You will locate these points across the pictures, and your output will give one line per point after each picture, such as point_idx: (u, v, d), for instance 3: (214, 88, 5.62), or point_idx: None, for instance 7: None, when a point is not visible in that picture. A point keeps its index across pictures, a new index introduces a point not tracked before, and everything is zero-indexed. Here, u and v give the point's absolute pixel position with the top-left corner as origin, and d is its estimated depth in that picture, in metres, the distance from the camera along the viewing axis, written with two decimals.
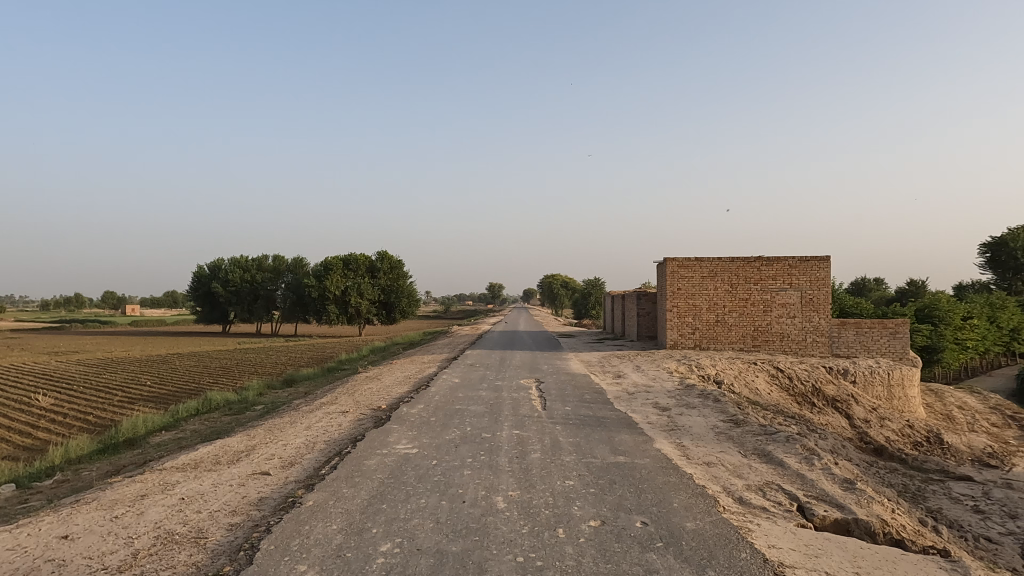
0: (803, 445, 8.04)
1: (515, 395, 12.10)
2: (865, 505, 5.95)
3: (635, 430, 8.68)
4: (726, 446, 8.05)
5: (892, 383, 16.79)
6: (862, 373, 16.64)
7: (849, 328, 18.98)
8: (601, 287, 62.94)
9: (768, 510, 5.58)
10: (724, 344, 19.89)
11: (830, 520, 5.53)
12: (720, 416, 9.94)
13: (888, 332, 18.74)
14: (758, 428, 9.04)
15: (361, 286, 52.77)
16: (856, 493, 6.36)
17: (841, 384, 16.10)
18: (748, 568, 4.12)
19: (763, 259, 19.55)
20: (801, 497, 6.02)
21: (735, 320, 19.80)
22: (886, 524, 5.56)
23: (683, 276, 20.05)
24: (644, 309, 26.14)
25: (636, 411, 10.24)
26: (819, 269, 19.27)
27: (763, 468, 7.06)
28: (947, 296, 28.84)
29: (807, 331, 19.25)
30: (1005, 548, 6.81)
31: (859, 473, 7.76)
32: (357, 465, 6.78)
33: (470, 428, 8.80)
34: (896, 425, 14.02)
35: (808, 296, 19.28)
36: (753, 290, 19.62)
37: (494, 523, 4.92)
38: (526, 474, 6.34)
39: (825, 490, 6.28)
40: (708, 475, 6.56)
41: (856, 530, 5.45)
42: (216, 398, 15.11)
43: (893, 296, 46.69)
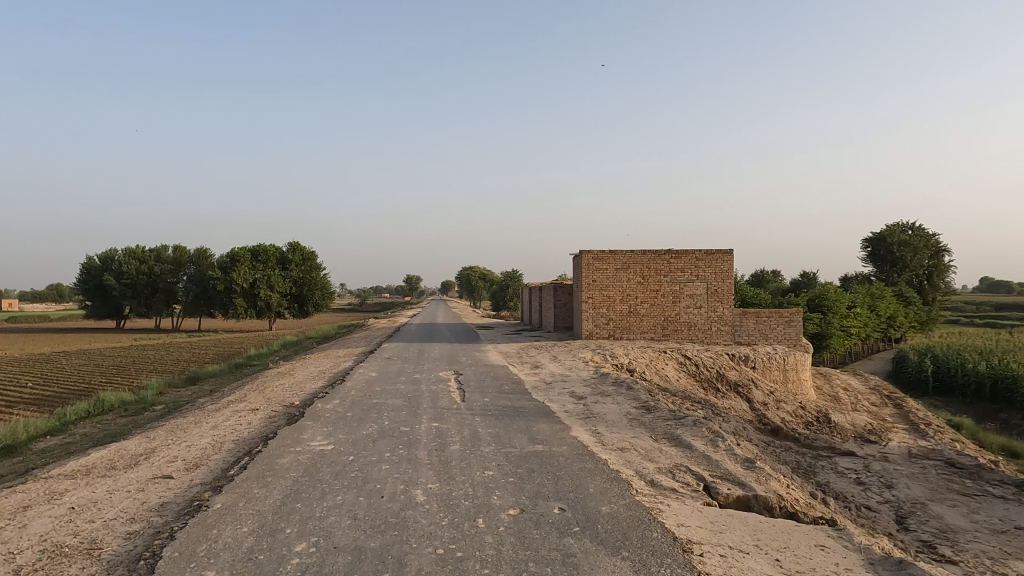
0: (708, 428, 8.51)
1: (434, 387, 12.04)
2: (763, 482, 6.38)
3: (552, 419, 8.89)
4: (637, 432, 8.38)
5: (787, 367, 18.09)
6: (761, 359, 17.80)
7: (750, 317, 20.26)
8: (518, 279, 63.36)
9: (676, 491, 5.86)
10: (636, 334, 20.66)
11: (732, 498, 5.88)
12: (632, 403, 10.36)
13: (784, 321, 20.22)
14: (667, 413, 9.46)
15: (271, 278, 50.72)
16: (756, 471, 6.80)
17: (742, 369, 17.14)
18: (659, 547, 4.32)
19: (673, 252, 20.35)
20: (707, 477, 6.37)
21: (646, 311, 20.59)
22: (782, 498, 5.98)
23: (598, 269, 20.53)
24: (560, 300, 26.62)
25: (553, 401, 10.46)
26: (724, 262, 20.28)
27: (673, 451, 7.41)
28: (835, 286, 31.25)
29: (712, 321, 20.33)
30: (882, 515, 7.52)
31: (758, 452, 8.32)
32: (269, 464, 6.52)
33: (388, 422, 8.69)
34: (791, 406, 15.12)
35: (713, 287, 20.33)
36: (663, 282, 20.43)
37: (413, 517, 4.88)
38: (445, 467, 6.32)
39: (728, 470, 6.68)
40: (622, 460, 6.83)
41: (755, 505, 5.83)
42: (109, 399, 14.05)
43: (787, 287, 49.87)
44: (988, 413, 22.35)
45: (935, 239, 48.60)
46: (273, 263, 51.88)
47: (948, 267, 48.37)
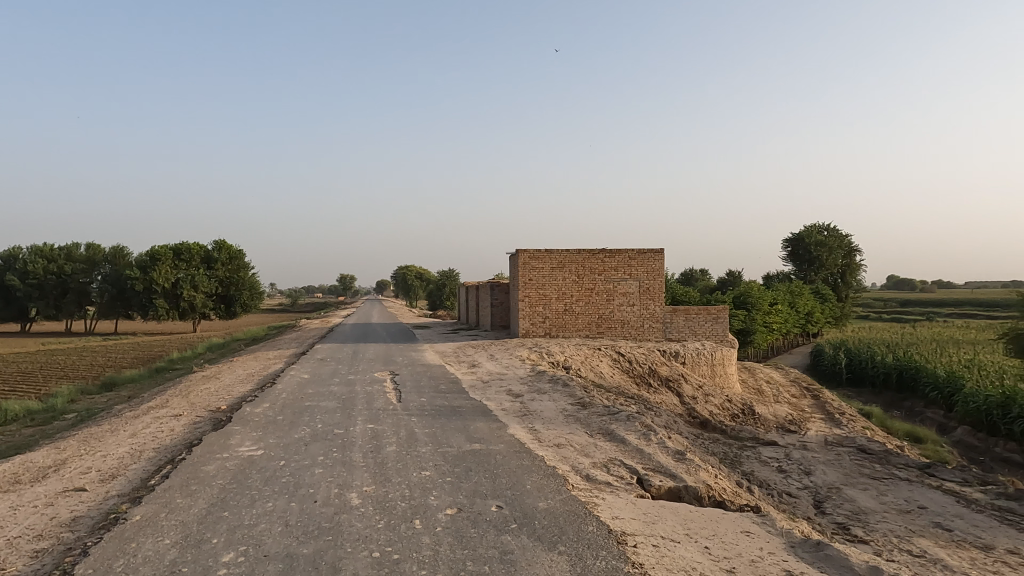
0: (640, 422, 8.74)
1: (369, 388, 11.82)
2: (693, 473, 6.61)
3: (489, 417, 8.90)
4: (573, 428, 8.51)
5: (715, 362, 18.83)
6: (690, 355, 18.44)
7: (680, 315, 20.96)
8: (455, 278, 62.97)
9: (610, 485, 5.99)
10: (571, 332, 20.98)
11: (664, 489, 6.07)
12: (568, 399, 10.51)
13: (711, 317, 21.03)
14: (602, 409, 9.66)
15: (195, 277, 48.39)
16: (686, 463, 7.04)
17: (673, 365, 17.71)
18: (595, 540, 4.40)
19: (607, 251, 20.76)
20: (640, 470, 6.54)
21: (581, 309, 20.93)
22: (710, 488, 6.21)
23: (534, 268, 20.69)
24: (497, 299, 26.68)
25: (490, 399, 10.48)
26: (656, 261, 20.87)
27: (607, 446, 7.56)
28: (758, 284, 32.76)
29: (644, 318, 20.89)
30: (802, 500, 7.95)
31: (688, 445, 8.62)
32: (193, 472, 6.22)
33: (321, 425, 8.47)
34: (719, 400, 15.75)
35: (645, 285, 20.89)
36: (597, 280, 20.82)
37: (348, 520, 4.78)
38: (381, 469, 6.22)
39: (659, 462, 6.88)
40: (558, 456, 6.92)
41: (685, 495, 6.03)
42: (13, 408, 13.04)
43: (714, 286, 51.79)
44: (894, 401, 24.02)
45: (847, 239, 51.77)
46: (198, 262, 49.41)
47: (859, 266, 51.54)
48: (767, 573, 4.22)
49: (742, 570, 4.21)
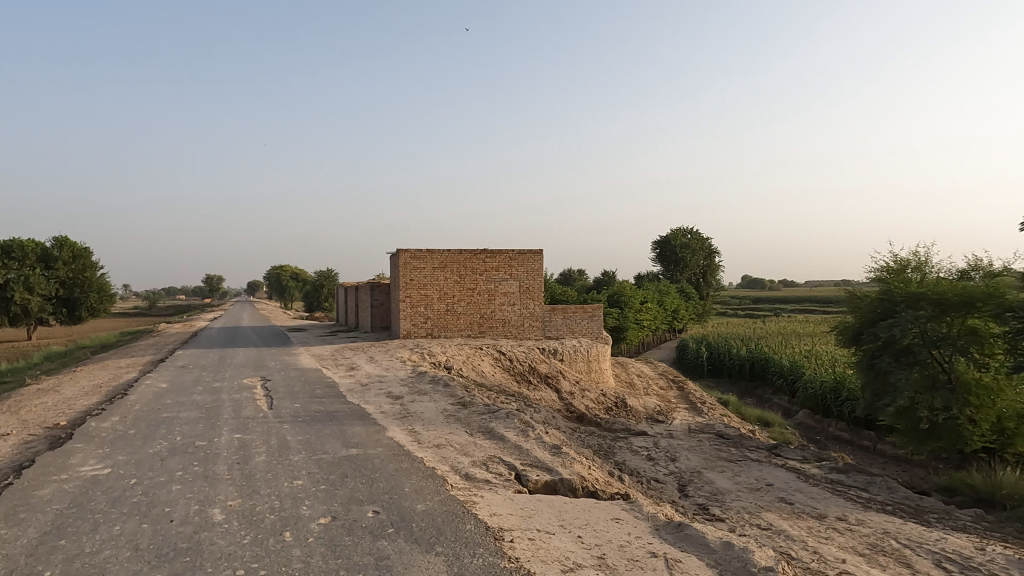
0: (519, 419, 8.92)
1: (236, 396, 11.08)
2: (568, 466, 6.86)
3: (367, 421, 8.68)
4: (453, 428, 8.52)
5: (591, 358, 19.67)
6: (568, 352, 19.10)
7: (558, 313, 21.67)
8: (333, 279, 60.59)
9: (489, 482, 6.07)
10: (453, 332, 21.00)
11: (541, 483, 6.24)
12: (449, 399, 10.49)
13: (587, 315, 21.95)
14: (482, 407, 9.75)
15: (31, 278, 42.43)
16: (561, 456, 7.29)
17: (551, 362, 18.24)
18: (472, 538, 4.43)
19: (488, 251, 20.96)
20: (518, 466, 6.68)
21: (463, 309, 20.99)
22: (584, 479, 6.48)
23: (415, 268, 20.44)
24: (377, 300, 26.05)
25: (368, 402, 10.22)
26: (535, 261, 21.37)
27: (486, 444, 7.65)
28: (630, 283, 34.63)
29: (524, 317, 21.36)
30: (667, 485, 8.52)
31: (565, 438, 8.93)
32: (22, 498, 5.49)
33: (181, 437, 7.81)
34: (594, 394, 16.48)
35: (525, 285, 21.34)
36: (479, 280, 20.97)
37: (210, 539, 4.44)
38: (249, 480, 5.86)
39: (537, 457, 7.07)
40: (438, 456, 6.89)
41: (560, 488, 6.25)
42: None
43: (590, 285, 53.99)
44: (748, 390, 26.39)
45: (708, 242, 56.23)
46: (33, 260, 43.53)
47: (718, 266, 56.05)
48: (634, 556, 4.47)
49: (611, 555, 4.42)
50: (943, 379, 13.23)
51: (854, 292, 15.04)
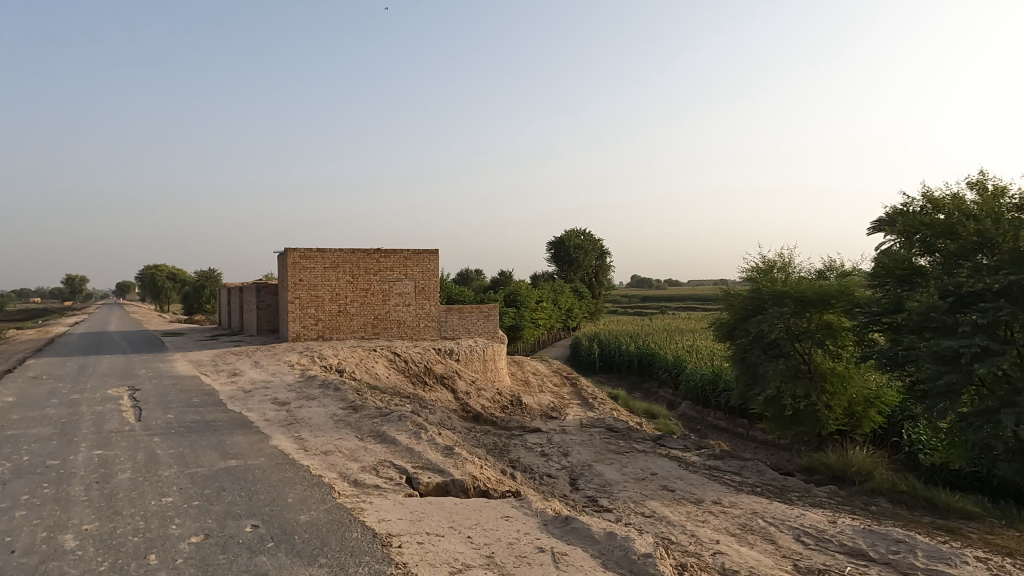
0: (412, 421, 8.80)
1: (98, 408, 10.08)
2: (460, 466, 6.85)
3: (249, 430, 8.21)
4: (343, 433, 8.25)
5: (486, 357, 19.81)
6: (464, 352, 19.10)
7: (454, 313, 21.62)
8: (215, 279, 56.72)
9: (379, 487, 5.94)
10: (346, 334, 20.35)
11: (432, 486, 6.19)
12: (339, 404, 10.15)
13: (483, 315, 22.09)
14: (374, 411, 9.52)
15: None
16: (454, 457, 7.28)
17: (447, 362, 18.14)
18: (358, 546, 4.31)
19: (382, 251, 20.49)
20: (409, 469, 6.59)
21: (356, 310, 20.41)
22: (476, 478, 6.51)
23: (304, 268, 19.59)
24: (263, 301, 24.72)
25: (251, 410, 9.66)
26: (431, 261, 21.17)
27: (377, 448, 7.48)
28: (525, 283, 35.21)
29: (420, 317, 21.11)
30: (559, 480, 8.75)
31: (458, 439, 8.93)
32: None
33: (28, 457, 6.98)
34: (490, 393, 16.61)
35: (420, 285, 21.08)
36: (372, 281, 20.45)
37: (60, 569, 4.01)
38: (109, 501, 5.34)
39: (429, 459, 7.01)
40: (325, 464, 6.64)
41: (452, 489, 6.23)
42: None
43: (488, 285, 54.29)
44: (636, 384, 27.69)
45: (599, 244, 58.44)
46: None
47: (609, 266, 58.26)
48: (522, 552, 4.55)
49: (500, 553, 4.47)
50: (804, 369, 14.57)
51: (728, 291, 16.19)
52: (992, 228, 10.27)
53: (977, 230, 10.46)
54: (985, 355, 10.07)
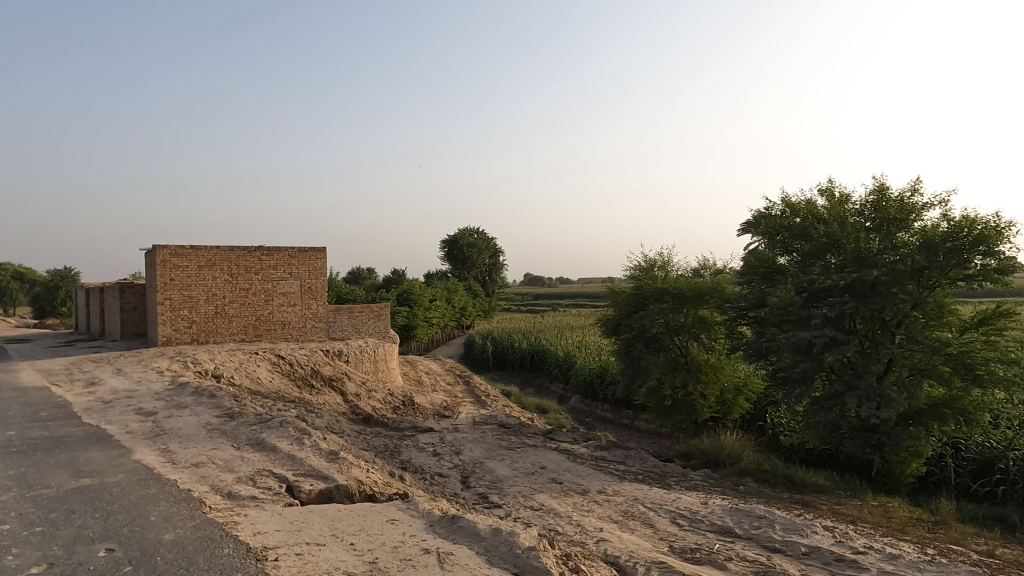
0: (295, 426, 8.41)
1: None
2: (345, 471, 6.64)
3: (108, 444, 7.47)
4: (217, 443, 7.73)
5: (377, 358, 19.37)
6: (354, 353, 18.53)
7: (343, 313, 20.93)
8: (72, 278, 51.21)
9: (256, 498, 5.62)
10: (224, 337, 19.09)
11: (314, 493, 5.96)
12: (214, 412, 9.50)
13: (374, 315, 21.58)
14: (253, 418, 9.00)
15: None
16: (339, 462, 7.04)
17: (336, 363, 17.52)
18: (229, 563, 4.06)
19: (264, 248, 19.42)
20: (290, 477, 6.30)
21: (235, 311, 19.20)
22: (362, 483, 6.34)
23: (176, 266, 18.15)
24: (128, 303, 22.62)
25: (110, 422, 8.80)
26: (318, 259, 20.34)
27: (255, 457, 7.08)
28: (418, 281, 34.81)
29: (306, 318, 20.22)
30: (450, 479, 8.73)
31: (345, 443, 8.65)
32: None
33: None
34: (381, 394, 16.27)
35: (306, 284, 20.16)
36: (254, 280, 19.32)
37: None
38: None
39: (312, 466, 6.73)
40: (195, 477, 6.19)
41: (336, 495, 6.03)
42: None
43: (380, 284, 53.11)
44: (528, 380, 28.22)
45: (493, 242, 58.99)
46: None
47: (502, 265, 58.93)
48: (407, 555, 4.49)
49: (383, 558, 4.38)
50: (681, 361, 15.52)
51: (613, 288, 16.92)
52: (838, 231, 11.48)
53: (826, 232, 11.63)
54: (833, 344, 11.25)
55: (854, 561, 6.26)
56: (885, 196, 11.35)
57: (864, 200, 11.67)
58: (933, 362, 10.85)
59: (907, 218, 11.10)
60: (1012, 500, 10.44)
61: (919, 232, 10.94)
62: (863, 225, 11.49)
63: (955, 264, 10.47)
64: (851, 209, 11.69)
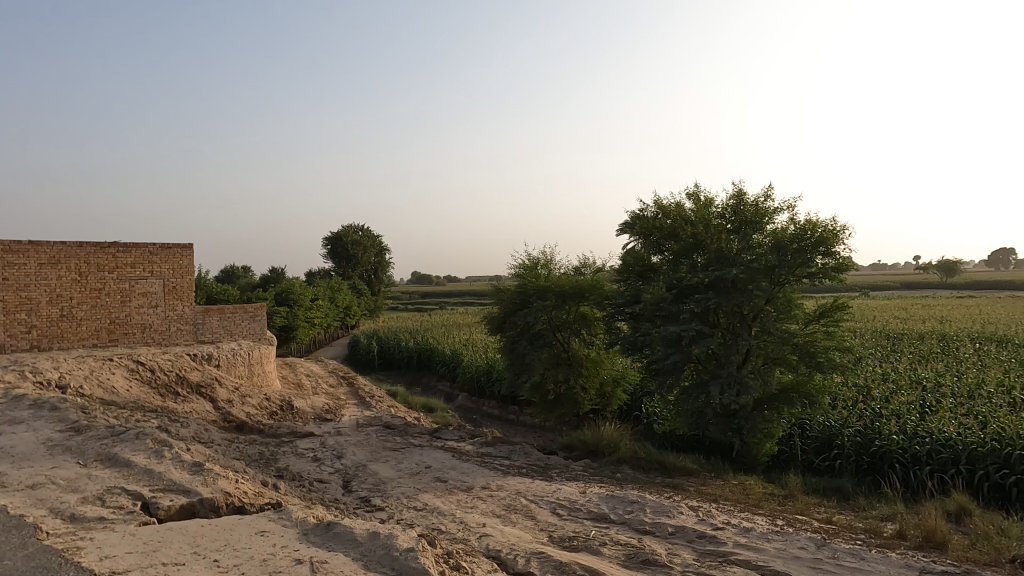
0: (154, 438, 7.74)
1: None
2: (211, 483, 6.21)
3: None
4: (60, 460, 6.94)
5: (252, 361, 18.28)
6: (226, 356, 17.33)
7: (213, 315, 19.49)
8: None
9: (104, 520, 5.12)
10: (72, 343, 16.55)
11: (175, 509, 5.53)
12: (56, 426, 8.51)
13: (248, 315, 20.32)
14: (105, 430, 8.15)
15: None
16: (204, 473, 6.57)
17: (205, 368, 16.29)
18: None
19: (120, 243, 16.98)
20: (146, 493, 5.80)
21: (85, 314, 16.63)
22: (230, 494, 5.97)
23: (7, 264, 15.49)
24: None
25: None
26: (185, 256, 18.07)
27: (106, 474, 6.43)
28: (298, 280, 33.28)
29: (172, 321, 18.03)
30: (330, 484, 8.44)
31: (212, 453, 8.10)
32: None
33: None
34: (256, 399, 15.37)
35: (171, 284, 17.81)
36: (108, 279, 16.83)
37: None
38: None
39: (173, 480, 6.23)
40: (30, 500, 5.52)
41: (200, 509, 5.63)
42: None
43: (257, 283, 50.11)
44: (415, 379, 27.87)
45: (378, 240, 57.68)
46: None
47: (388, 263, 57.67)
48: (277, 568, 4.29)
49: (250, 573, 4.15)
50: (564, 356, 16.03)
51: (499, 286, 17.12)
52: (703, 232, 12.36)
53: (693, 233, 12.47)
54: (699, 337, 12.12)
55: (714, 536, 6.79)
56: (743, 200, 12.35)
57: (725, 204, 12.60)
58: (783, 352, 12.00)
59: (761, 220, 12.15)
60: (846, 472, 11.82)
61: (771, 234, 12.02)
62: (725, 226, 12.44)
63: (800, 263, 11.65)
64: (714, 212, 12.61)
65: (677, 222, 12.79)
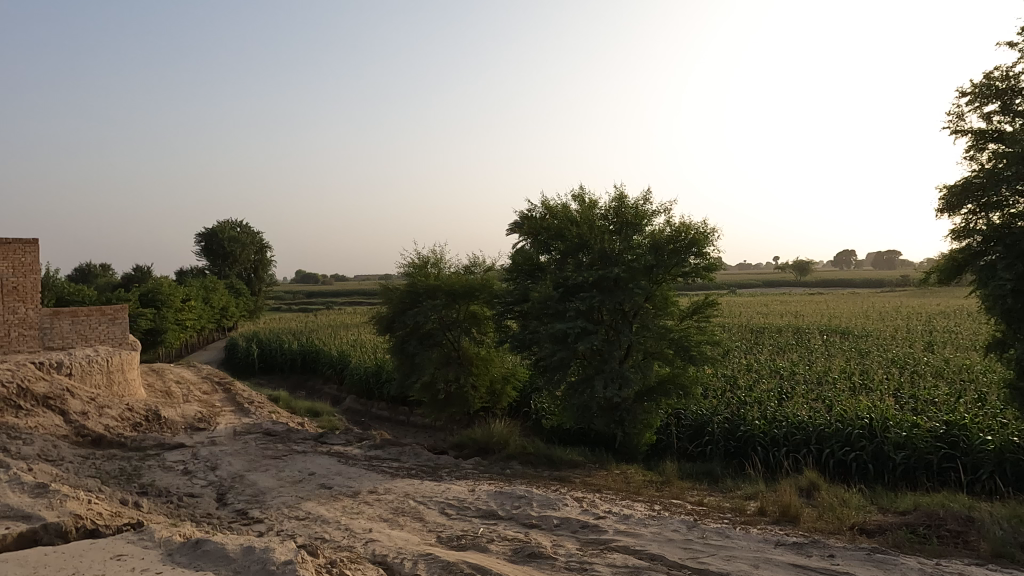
0: None
1: None
2: (58, 506, 5.61)
3: None
4: None
5: (112, 369, 16.64)
6: (79, 364, 15.63)
7: (64, 318, 17.50)
8: None
9: None
10: None
11: (12, 539, 4.96)
12: None
13: (107, 318, 18.44)
14: None
15: None
16: (50, 496, 5.92)
17: (54, 377, 14.61)
18: None
19: None
20: None
21: None
22: (80, 517, 5.43)
23: None
24: None
25: None
26: (28, 252, 15.90)
27: None
28: (167, 279, 30.72)
29: (9, 325, 15.94)
30: (202, 498, 7.90)
31: (61, 473, 7.30)
32: None
33: None
34: (116, 410, 14.00)
35: (10, 283, 15.60)
36: None
37: None
38: None
39: (10, 505, 5.56)
40: None
41: (43, 537, 5.08)
42: None
43: (117, 283, 45.57)
44: (299, 383, 26.63)
45: (258, 237, 54.53)
46: None
47: (270, 261, 54.60)
48: None
49: None
50: (454, 355, 16.01)
51: (387, 285, 16.77)
52: (587, 233, 12.81)
53: (578, 233, 12.89)
54: (584, 334, 12.58)
55: (597, 525, 7.08)
56: (624, 203, 12.93)
57: (608, 206, 13.14)
58: (661, 346, 12.73)
59: (640, 222, 12.79)
60: (716, 456, 12.77)
61: (650, 235, 12.70)
62: (607, 227, 12.99)
63: (675, 263, 12.41)
64: (598, 214, 13.11)
65: (563, 223, 13.16)
